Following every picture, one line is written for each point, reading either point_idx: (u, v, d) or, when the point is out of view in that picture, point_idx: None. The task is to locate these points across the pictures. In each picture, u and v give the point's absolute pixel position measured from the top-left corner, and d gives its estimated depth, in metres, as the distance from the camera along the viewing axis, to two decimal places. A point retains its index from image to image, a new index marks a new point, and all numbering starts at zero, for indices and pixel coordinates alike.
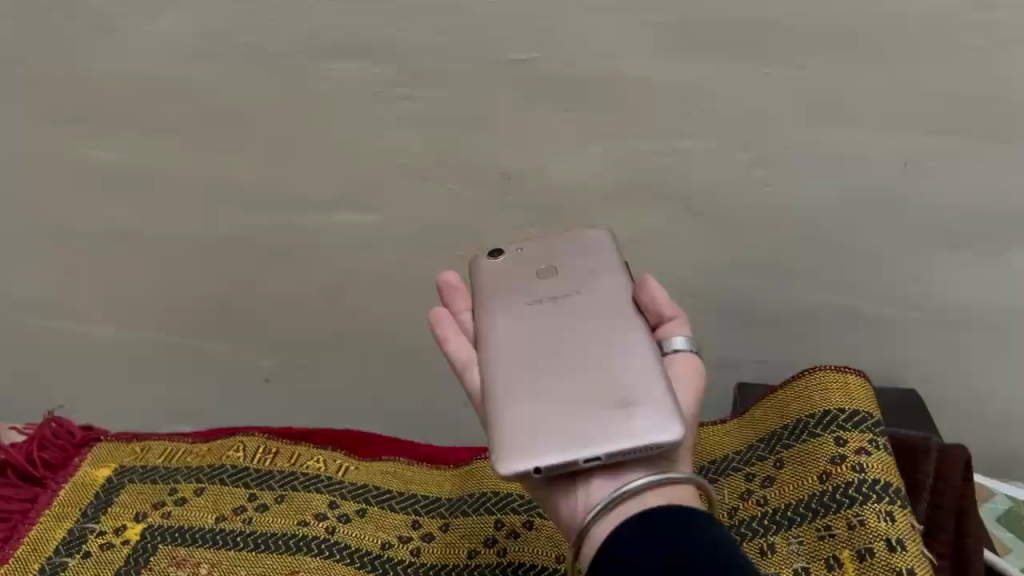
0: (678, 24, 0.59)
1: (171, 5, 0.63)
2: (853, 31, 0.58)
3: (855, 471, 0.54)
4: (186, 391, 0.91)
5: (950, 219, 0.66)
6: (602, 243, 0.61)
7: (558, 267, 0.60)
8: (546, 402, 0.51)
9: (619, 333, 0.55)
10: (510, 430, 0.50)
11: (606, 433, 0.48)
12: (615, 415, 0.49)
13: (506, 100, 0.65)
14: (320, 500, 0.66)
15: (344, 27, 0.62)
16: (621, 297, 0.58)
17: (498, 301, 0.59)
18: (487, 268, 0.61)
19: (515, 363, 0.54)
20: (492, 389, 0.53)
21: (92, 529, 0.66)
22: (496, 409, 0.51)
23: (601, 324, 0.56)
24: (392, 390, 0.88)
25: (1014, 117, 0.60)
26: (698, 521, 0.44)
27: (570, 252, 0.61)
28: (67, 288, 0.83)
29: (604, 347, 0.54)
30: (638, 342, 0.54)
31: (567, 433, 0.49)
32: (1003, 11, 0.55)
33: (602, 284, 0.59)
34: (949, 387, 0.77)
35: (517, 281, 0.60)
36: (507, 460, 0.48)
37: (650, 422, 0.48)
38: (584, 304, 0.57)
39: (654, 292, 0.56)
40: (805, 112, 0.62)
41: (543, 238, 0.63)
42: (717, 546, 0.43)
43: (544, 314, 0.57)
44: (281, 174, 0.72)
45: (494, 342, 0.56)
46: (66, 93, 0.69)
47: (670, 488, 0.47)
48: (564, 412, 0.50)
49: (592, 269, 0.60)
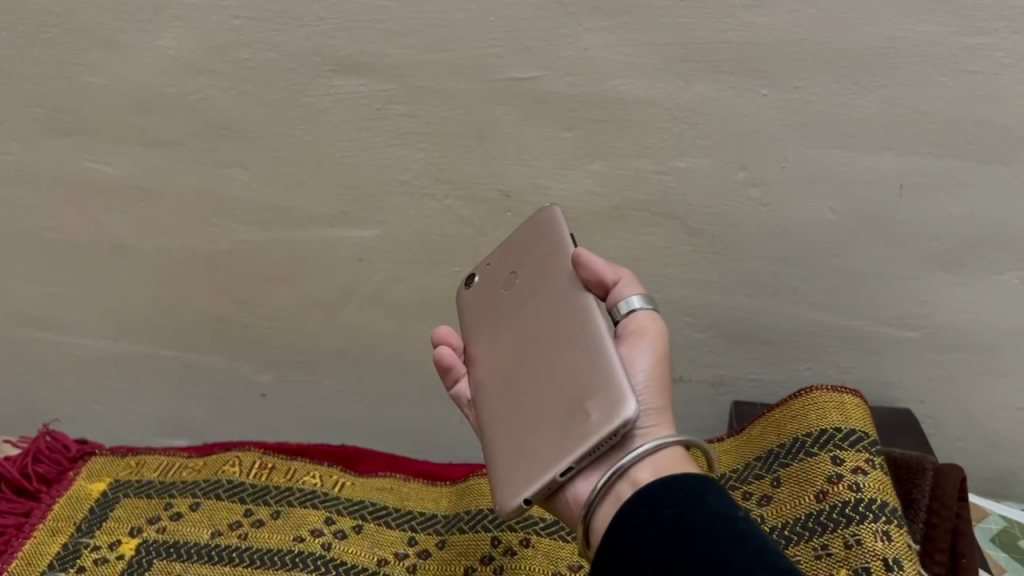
0: (676, 44, 0.60)
1: (172, 20, 0.64)
2: (849, 53, 0.59)
3: (851, 490, 0.54)
4: (182, 408, 0.91)
5: (947, 240, 0.67)
6: (550, 221, 0.58)
7: (518, 269, 0.58)
8: (523, 426, 0.50)
9: (573, 318, 0.52)
10: (502, 472, 0.50)
11: (571, 440, 0.46)
12: (576, 415, 0.47)
13: (505, 117, 0.66)
14: (316, 516, 0.66)
15: (347, 45, 0.63)
16: (568, 276, 0.54)
17: (478, 332, 0.58)
18: (469, 299, 0.61)
19: (497, 393, 0.53)
20: (486, 434, 0.53)
21: (87, 543, 0.65)
22: (491, 452, 0.51)
23: (557, 313, 0.53)
24: (387, 406, 0.88)
25: (1008, 140, 0.61)
26: (694, 494, 0.43)
27: (529, 246, 0.59)
28: (62, 302, 0.83)
29: (561, 339, 0.51)
30: (588, 321, 0.51)
31: (543, 454, 0.48)
32: (998, 36, 0.56)
33: (555, 269, 0.55)
34: (946, 412, 0.77)
35: (490, 301, 0.59)
36: (502, 501, 0.48)
37: (603, 410, 0.46)
38: (543, 299, 0.55)
39: (589, 264, 0.52)
40: (803, 132, 0.63)
41: (511, 236, 0.61)
42: (713, 515, 0.42)
43: (512, 326, 0.55)
44: (281, 190, 0.72)
45: (480, 379, 0.55)
46: (67, 106, 0.69)
47: (658, 458, 0.47)
48: (537, 431, 0.49)
49: (545, 257, 0.57)
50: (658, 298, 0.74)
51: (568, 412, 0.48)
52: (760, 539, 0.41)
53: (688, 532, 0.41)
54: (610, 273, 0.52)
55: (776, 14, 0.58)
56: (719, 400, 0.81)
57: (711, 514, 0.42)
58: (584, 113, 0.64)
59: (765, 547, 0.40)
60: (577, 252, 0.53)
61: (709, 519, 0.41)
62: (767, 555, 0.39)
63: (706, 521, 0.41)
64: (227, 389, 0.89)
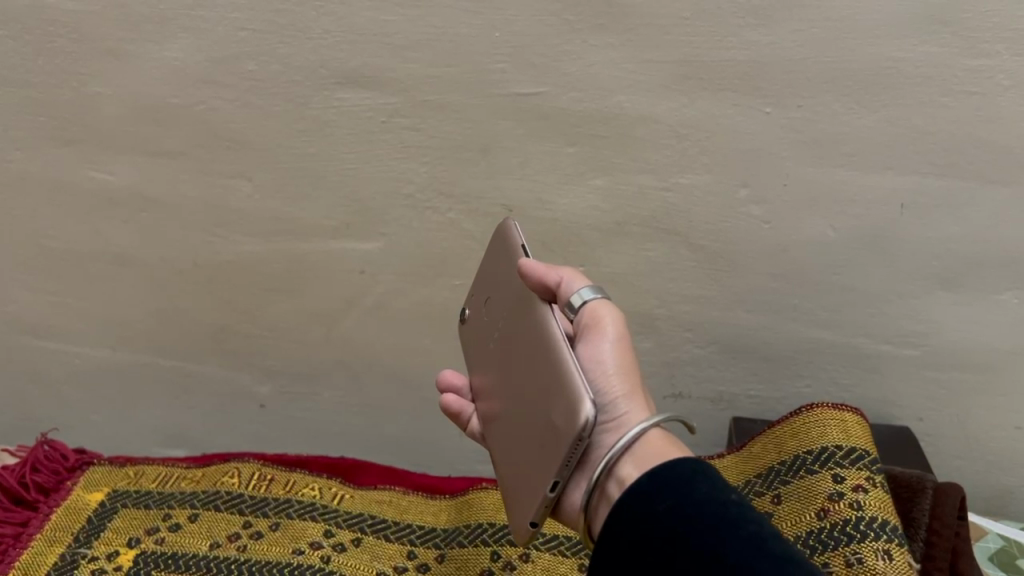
0: (679, 62, 0.61)
1: (179, 31, 0.65)
2: (853, 73, 0.60)
3: (853, 508, 0.54)
4: (179, 419, 0.90)
5: (947, 259, 0.67)
6: (506, 233, 0.57)
7: (494, 292, 0.58)
8: (520, 451, 0.49)
9: (536, 328, 0.51)
10: (512, 500, 0.49)
11: (551, 453, 0.45)
12: (550, 424, 0.46)
13: (508, 132, 0.66)
14: (315, 528, 0.66)
15: (355, 58, 0.64)
16: (525, 289, 0.53)
17: (476, 365, 0.58)
18: (464, 331, 0.61)
19: (500, 421, 0.53)
20: (497, 463, 0.52)
21: (84, 554, 0.65)
22: (502, 480, 0.51)
23: (526, 327, 0.52)
24: (385, 418, 0.87)
25: (1006, 160, 0.62)
26: (685, 481, 0.42)
27: (497, 262, 0.58)
28: (61, 310, 0.83)
29: (532, 354, 0.50)
30: (546, 330, 0.49)
31: (536, 473, 0.46)
32: (999, 58, 0.58)
33: (518, 285, 0.54)
34: (945, 432, 0.76)
35: (480, 330, 0.58)
36: (517, 530, 0.47)
37: (565, 414, 0.44)
38: (515, 315, 0.54)
39: (527, 270, 0.52)
40: (804, 151, 0.64)
41: (486, 253, 0.60)
42: (708, 502, 0.40)
43: (497, 351, 0.55)
44: (284, 201, 0.73)
45: (487, 411, 0.55)
46: (70, 115, 0.70)
47: (639, 450, 0.46)
48: (529, 451, 0.48)
49: (508, 273, 0.56)
50: (658, 314, 0.74)
51: (545, 427, 0.46)
52: (755, 524, 0.39)
53: (683, 526, 0.39)
54: (551, 276, 0.51)
55: (780, 34, 0.59)
56: (719, 419, 0.80)
57: (703, 502, 0.40)
58: (589, 129, 0.65)
59: (759, 534, 0.39)
60: (522, 264, 0.52)
61: (702, 509, 0.40)
62: (762, 543, 0.38)
63: (700, 512, 0.40)
64: (224, 400, 0.88)
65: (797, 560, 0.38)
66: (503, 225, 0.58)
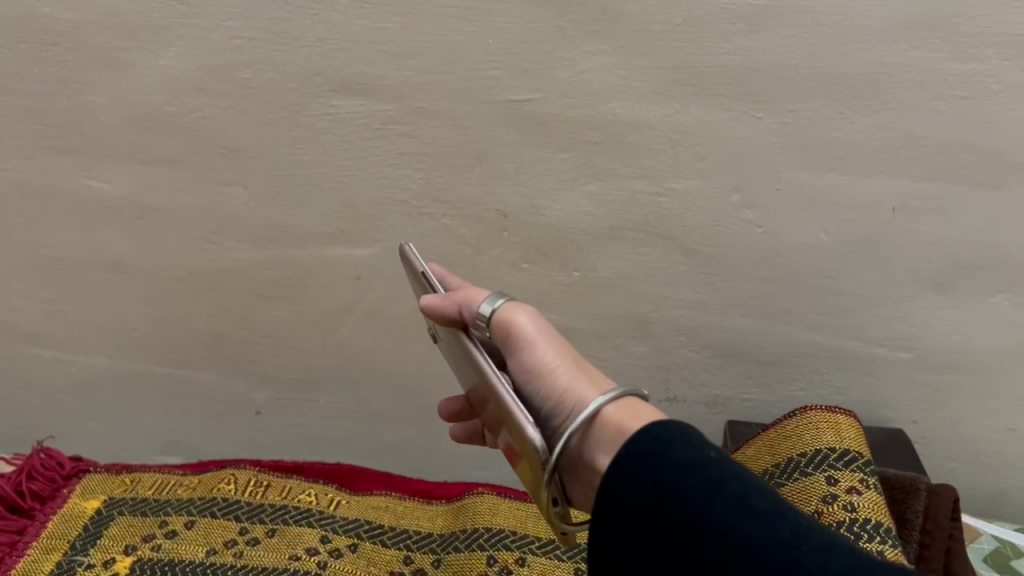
0: (671, 68, 0.62)
1: (174, 40, 0.65)
2: (844, 78, 0.60)
3: (846, 510, 0.54)
4: (175, 427, 0.90)
5: (938, 263, 0.67)
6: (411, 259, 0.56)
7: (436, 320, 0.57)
8: (517, 464, 0.48)
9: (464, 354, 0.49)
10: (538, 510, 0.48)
11: (532, 472, 0.44)
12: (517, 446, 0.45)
13: (502, 138, 0.66)
14: (312, 535, 0.67)
15: (349, 66, 0.65)
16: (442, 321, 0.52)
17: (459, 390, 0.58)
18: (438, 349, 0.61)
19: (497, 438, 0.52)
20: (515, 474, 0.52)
21: (81, 561, 0.64)
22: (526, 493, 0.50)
23: (459, 354, 0.51)
24: (380, 424, 0.87)
25: (996, 163, 0.62)
26: (659, 447, 0.38)
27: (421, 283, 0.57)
28: (56, 319, 0.83)
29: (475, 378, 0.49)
30: (472, 359, 0.48)
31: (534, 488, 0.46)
32: (989, 63, 0.58)
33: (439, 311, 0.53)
34: (938, 434, 0.77)
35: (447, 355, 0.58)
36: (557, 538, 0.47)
37: (520, 440, 0.43)
38: (452, 343, 0.53)
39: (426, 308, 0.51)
40: (797, 155, 0.64)
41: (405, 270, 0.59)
42: (689, 463, 0.37)
43: (461, 375, 0.54)
44: (280, 208, 0.73)
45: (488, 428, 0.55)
46: (67, 124, 0.70)
47: (598, 430, 0.43)
48: (523, 470, 0.47)
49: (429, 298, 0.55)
50: (653, 318, 0.74)
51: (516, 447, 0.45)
52: (738, 481, 0.36)
53: (665, 496, 0.36)
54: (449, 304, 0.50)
55: (771, 40, 0.60)
56: (713, 423, 0.80)
57: (683, 467, 0.36)
58: (582, 135, 0.65)
59: (743, 492, 0.35)
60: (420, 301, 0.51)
61: (682, 472, 0.36)
62: (748, 503, 0.35)
63: (680, 480, 0.36)
64: (219, 408, 0.88)
65: (785, 513, 0.35)
66: (405, 249, 0.58)
